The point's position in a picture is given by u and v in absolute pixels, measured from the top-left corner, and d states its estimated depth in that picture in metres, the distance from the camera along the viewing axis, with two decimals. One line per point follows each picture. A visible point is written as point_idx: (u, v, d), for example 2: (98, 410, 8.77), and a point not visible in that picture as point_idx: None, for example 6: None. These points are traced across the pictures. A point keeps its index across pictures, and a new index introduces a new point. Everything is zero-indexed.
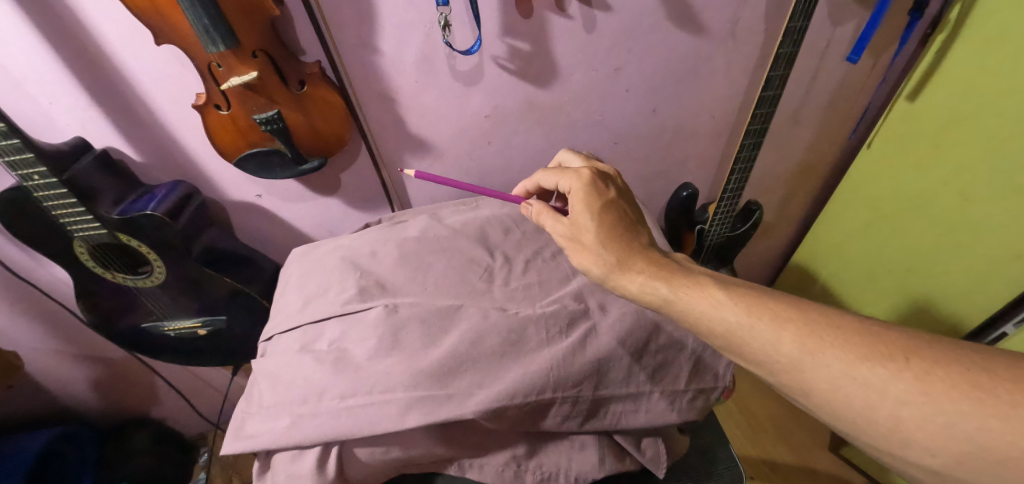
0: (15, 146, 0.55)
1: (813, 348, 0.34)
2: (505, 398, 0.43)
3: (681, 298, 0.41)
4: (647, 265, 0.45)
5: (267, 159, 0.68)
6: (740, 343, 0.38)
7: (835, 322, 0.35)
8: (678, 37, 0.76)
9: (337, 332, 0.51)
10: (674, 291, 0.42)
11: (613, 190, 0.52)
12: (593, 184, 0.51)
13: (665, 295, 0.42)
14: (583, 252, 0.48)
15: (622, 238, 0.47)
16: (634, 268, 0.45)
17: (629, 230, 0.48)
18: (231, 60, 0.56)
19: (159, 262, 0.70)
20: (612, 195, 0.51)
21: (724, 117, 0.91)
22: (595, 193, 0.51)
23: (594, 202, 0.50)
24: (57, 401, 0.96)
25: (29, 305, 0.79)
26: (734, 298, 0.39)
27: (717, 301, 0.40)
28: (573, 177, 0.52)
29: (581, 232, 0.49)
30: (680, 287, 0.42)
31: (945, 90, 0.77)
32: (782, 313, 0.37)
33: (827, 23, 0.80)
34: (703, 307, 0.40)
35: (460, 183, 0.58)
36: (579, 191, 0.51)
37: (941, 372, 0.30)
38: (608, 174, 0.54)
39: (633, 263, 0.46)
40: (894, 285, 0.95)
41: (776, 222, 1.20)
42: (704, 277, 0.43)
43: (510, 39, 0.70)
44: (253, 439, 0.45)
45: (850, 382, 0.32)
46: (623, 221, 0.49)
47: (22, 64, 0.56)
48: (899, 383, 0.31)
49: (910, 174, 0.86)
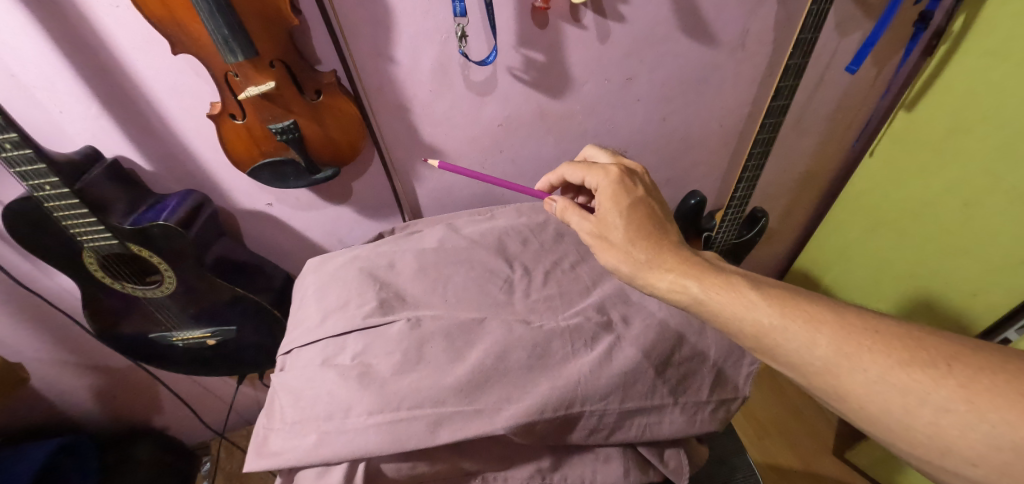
0: (28, 156, 0.54)
1: (850, 351, 0.34)
2: (534, 413, 0.43)
3: (712, 298, 0.42)
4: (677, 264, 0.45)
5: (280, 169, 0.67)
6: (774, 345, 0.38)
7: (873, 326, 0.35)
8: (689, 48, 0.77)
9: (359, 346, 0.51)
10: (705, 290, 0.42)
11: (641, 188, 0.52)
12: (622, 181, 0.52)
13: (697, 294, 0.42)
14: (611, 250, 0.49)
15: (651, 237, 0.48)
16: (664, 266, 0.45)
17: (658, 229, 0.48)
18: (249, 70, 0.56)
19: (170, 272, 0.70)
20: (641, 192, 0.52)
21: (732, 126, 0.92)
22: (623, 190, 0.51)
23: (623, 200, 0.50)
24: (58, 411, 0.94)
25: (32, 315, 0.78)
26: (767, 299, 0.39)
27: (750, 301, 0.40)
28: (601, 173, 0.53)
29: (608, 229, 0.50)
30: (711, 286, 0.42)
31: (948, 97, 0.78)
32: (818, 315, 0.37)
33: (835, 34, 0.81)
34: (735, 308, 0.40)
35: (479, 175, 0.63)
36: (607, 188, 0.51)
37: (985, 380, 0.30)
38: (635, 171, 0.55)
39: (662, 261, 0.46)
40: (897, 288, 0.96)
41: (780, 228, 1.21)
42: (735, 276, 0.43)
43: (525, 49, 0.70)
44: (278, 456, 0.44)
45: (888, 388, 0.33)
46: (653, 219, 0.49)
47: (33, 73, 0.55)
48: (941, 390, 0.31)
49: (913, 180, 0.87)
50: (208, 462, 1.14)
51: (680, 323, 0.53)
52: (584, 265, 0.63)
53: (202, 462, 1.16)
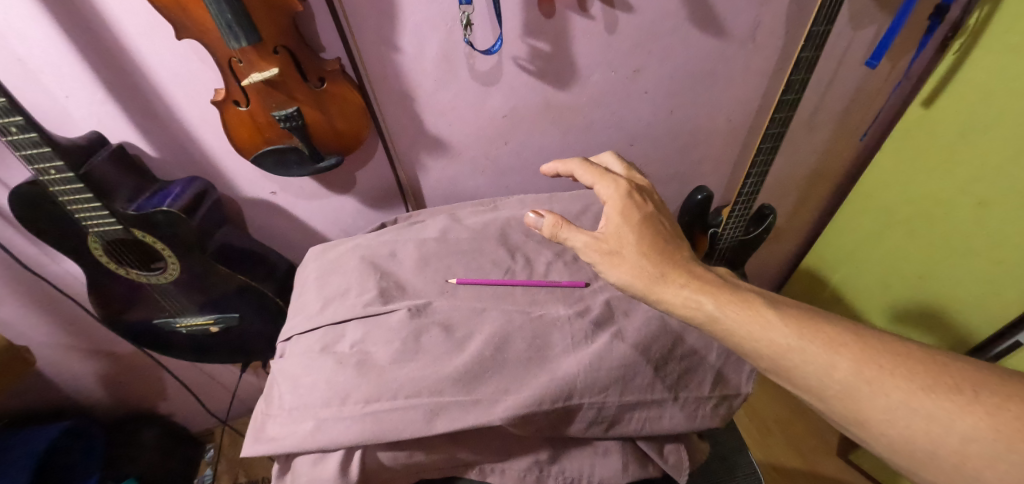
0: (33, 140, 0.54)
1: (870, 375, 0.34)
2: (532, 405, 0.42)
3: (728, 316, 0.40)
4: (691, 280, 0.43)
5: (284, 156, 0.67)
6: (791, 366, 0.37)
7: (896, 349, 0.35)
8: (699, 39, 0.75)
9: (358, 334, 0.50)
10: (721, 308, 0.40)
11: (651, 203, 0.51)
12: (631, 195, 0.50)
13: (712, 311, 0.40)
14: (623, 264, 0.46)
15: (663, 252, 0.46)
16: (678, 281, 0.43)
17: (670, 244, 0.47)
18: (253, 56, 0.55)
19: (173, 258, 0.70)
20: (651, 209, 0.50)
21: (740, 120, 0.91)
22: (633, 204, 0.49)
23: (632, 214, 0.48)
24: (65, 394, 0.95)
25: (39, 299, 0.79)
26: (785, 318, 0.38)
27: (768, 321, 0.38)
28: (610, 184, 0.51)
29: (617, 243, 0.47)
30: (727, 303, 0.41)
31: (965, 98, 0.76)
32: (838, 337, 0.36)
33: (847, 28, 0.79)
34: (751, 327, 0.39)
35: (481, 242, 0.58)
36: (616, 202, 0.49)
37: (1011, 408, 0.30)
38: (644, 186, 0.53)
39: (675, 277, 0.44)
40: (906, 291, 0.95)
41: (788, 226, 1.19)
42: (751, 294, 0.41)
43: (532, 39, 0.69)
44: (276, 443, 0.44)
45: (912, 414, 0.32)
46: (664, 235, 0.47)
47: (39, 58, 0.55)
48: (967, 418, 0.31)
49: (927, 181, 0.85)
50: (213, 449, 1.17)
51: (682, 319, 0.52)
52: None
53: (206, 449, 1.17)
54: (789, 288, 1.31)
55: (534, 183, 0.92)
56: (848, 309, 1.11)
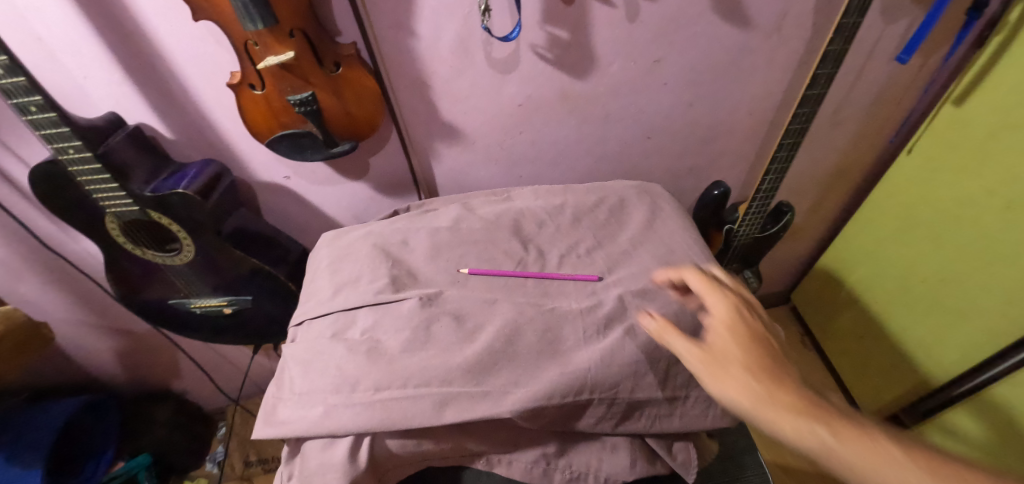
0: (52, 120, 0.55)
1: None
2: (542, 399, 0.42)
3: (857, 458, 0.32)
4: (808, 404, 0.35)
5: (299, 141, 0.67)
6: None
7: None
8: (722, 30, 0.73)
9: (369, 321, 0.50)
10: (847, 446, 0.32)
11: (758, 316, 0.43)
12: (738, 304, 0.43)
13: (834, 448, 0.33)
14: (725, 377, 0.38)
15: (774, 369, 0.38)
16: (792, 404, 0.35)
17: (781, 363, 0.39)
18: (268, 39, 0.55)
19: (188, 240, 0.71)
20: (759, 321, 0.43)
21: (762, 114, 0.88)
22: (741, 314, 0.42)
23: (740, 325, 0.41)
24: (83, 369, 0.98)
25: (58, 276, 0.80)
26: (928, 468, 0.30)
27: (909, 470, 0.30)
28: (716, 288, 0.44)
29: (721, 354, 0.39)
30: (856, 442, 0.33)
31: (996, 95, 0.72)
32: None
33: (878, 21, 0.75)
34: (888, 476, 0.31)
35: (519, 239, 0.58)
36: (723, 310, 0.43)
37: None
38: (747, 292, 0.46)
39: (789, 400, 0.36)
40: (926, 295, 0.93)
41: (806, 224, 1.16)
42: (886, 434, 0.33)
43: (550, 27, 0.68)
44: (286, 427, 0.44)
45: None
46: (774, 351, 0.40)
47: (59, 38, 0.55)
48: None
49: (955, 181, 0.82)
50: (224, 427, 1.19)
51: (696, 315, 0.50)
52: (601, 251, 0.60)
53: (218, 427, 1.20)
54: (803, 288, 1.28)
55: (548, 174, 0.90)
56: (865, 311, 1.08)
